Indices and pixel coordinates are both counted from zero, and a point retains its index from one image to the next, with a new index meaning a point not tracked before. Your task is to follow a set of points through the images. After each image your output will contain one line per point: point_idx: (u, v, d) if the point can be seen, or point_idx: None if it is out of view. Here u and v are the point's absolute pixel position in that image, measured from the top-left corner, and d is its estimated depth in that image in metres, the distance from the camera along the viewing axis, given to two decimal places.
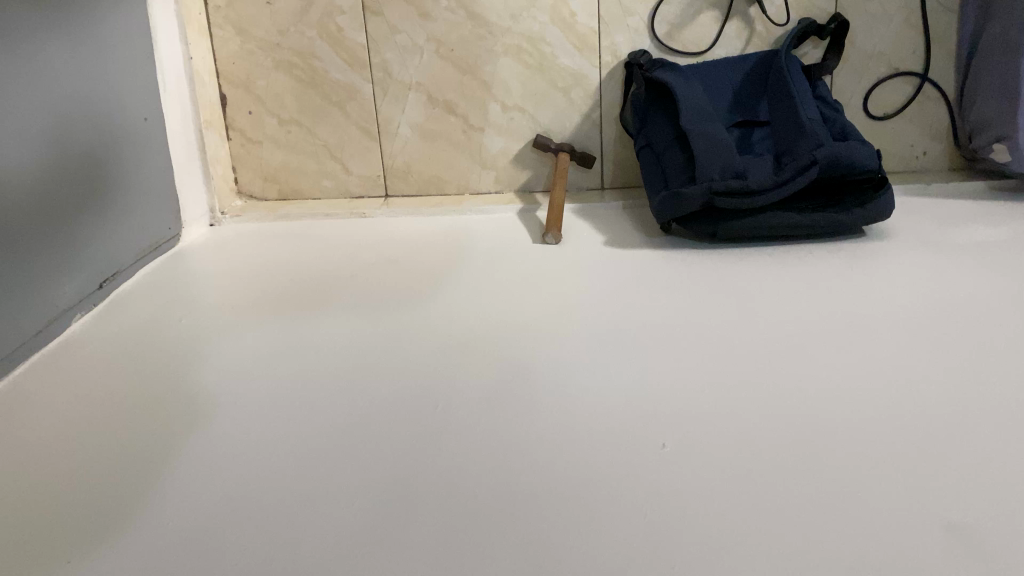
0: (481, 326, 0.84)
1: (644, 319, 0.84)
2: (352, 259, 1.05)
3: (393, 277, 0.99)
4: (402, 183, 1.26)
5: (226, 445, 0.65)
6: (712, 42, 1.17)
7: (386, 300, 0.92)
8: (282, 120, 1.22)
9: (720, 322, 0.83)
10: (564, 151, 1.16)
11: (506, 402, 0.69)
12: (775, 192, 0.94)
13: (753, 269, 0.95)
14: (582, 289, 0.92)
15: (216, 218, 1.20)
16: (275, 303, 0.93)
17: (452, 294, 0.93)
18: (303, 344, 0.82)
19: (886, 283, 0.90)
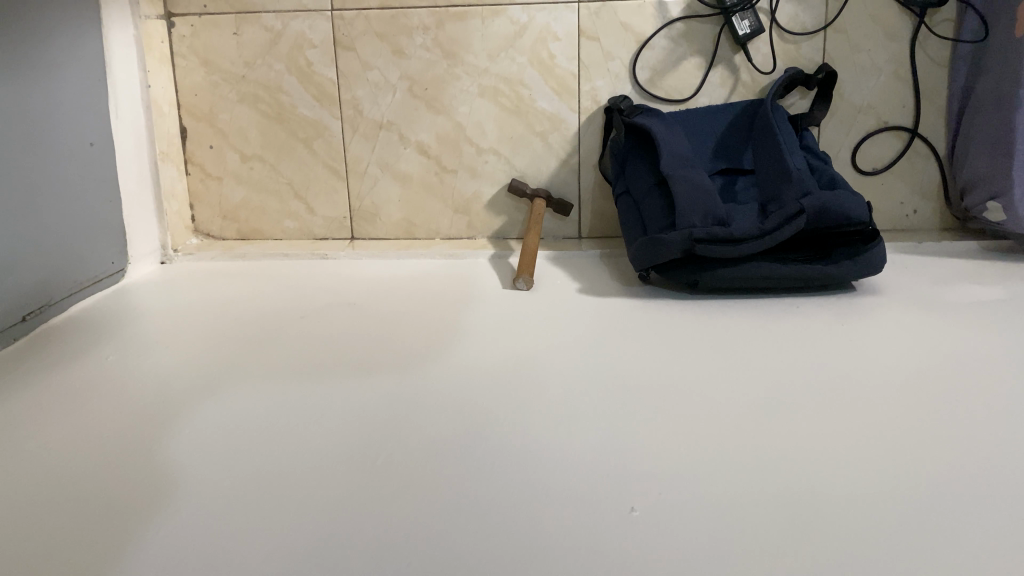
0: (437, 376, 0.77)
1: (616, 372, 0.77)
2: (308, 302, 0.98)
3: (349, 322, 0.92)
4: (368, 226, 1.19)
5: (134, 501, 0.57)
6: (696, 89, 1.13)
7: (337, 346, 0.85)
8: (245, 156, 1.16)
9: (701, 377, 0.76)
10: (541, 197, 1.11)
11: (456, 456, 0.62)
12: (760, 241, 0.89)
13: (736, 322, 0.89)
14: (551, 338, 0.85)
15: (169, 255, 1.13)
16: (217, 345, 0.86)
17: (410, 341, 0.86)
18: (240, 391, 0.75)
19: (878, 341, 0.84)
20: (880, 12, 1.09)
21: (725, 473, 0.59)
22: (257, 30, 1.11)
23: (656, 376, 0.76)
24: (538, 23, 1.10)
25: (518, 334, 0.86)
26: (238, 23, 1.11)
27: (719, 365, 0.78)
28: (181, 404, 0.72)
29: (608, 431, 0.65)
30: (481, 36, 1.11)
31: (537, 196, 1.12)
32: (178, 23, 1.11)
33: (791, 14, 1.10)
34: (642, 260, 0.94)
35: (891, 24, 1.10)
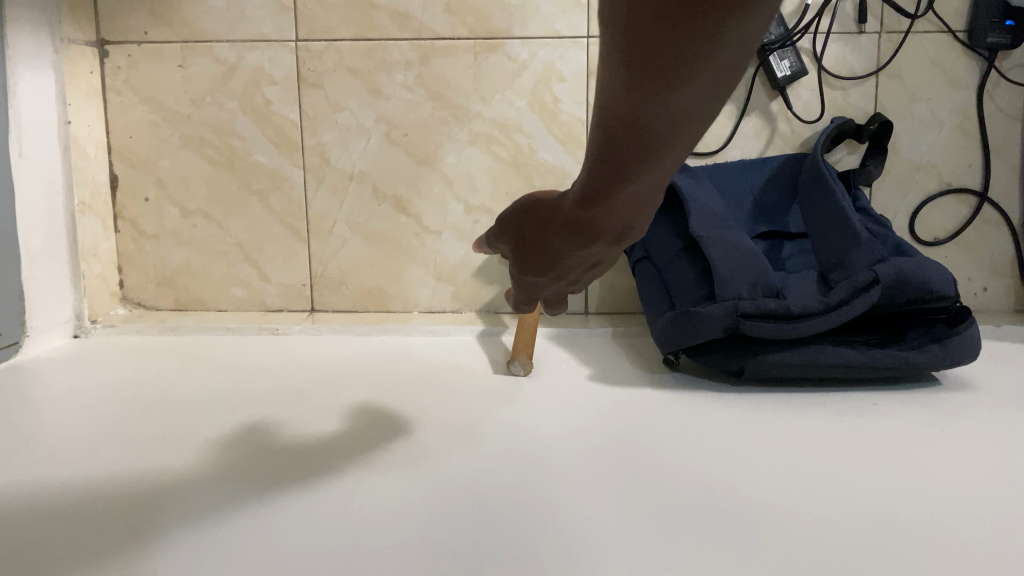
0: (403, 488, 0.55)
1: (653, 484, 0.56)
2: (244, 382, 0.77)
3: (290, 408, 0.71)
4: (333, 296, 1.00)
5: None
6: (726, 141, 0.95)
7: (273, 439, 0.64)
8: (187, 211, 0.97)
9: (766, 498, 0.55)
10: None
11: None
12: (824, 318, 0.69)
13: (797, 420, 0.68)
14: (556, 436, 0.64)
15: (84, 327, 0.92)
16: (113, 436, 0.64)
17: (370, 436, 0.65)
18: (123, 506, 0.53)
19: (991, 446, 0.63)
20: (941, 55, 0.93)
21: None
22: (207, 62, 0.94)
23: (708, 492, 0.55)
24: (540, 60, 0.93)
25: (511, 429, 0.66)
26: (184, 54, 0.94)
27: (786, 480, 0.57)
28: (22, 534, 0.50)
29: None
30: (472, 75, 0.94)
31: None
32: (113, 53, 0.94)
33: (837, 55, 0.93)
34: (670, 339, 0.75)
35: (954, 70, 0.94)
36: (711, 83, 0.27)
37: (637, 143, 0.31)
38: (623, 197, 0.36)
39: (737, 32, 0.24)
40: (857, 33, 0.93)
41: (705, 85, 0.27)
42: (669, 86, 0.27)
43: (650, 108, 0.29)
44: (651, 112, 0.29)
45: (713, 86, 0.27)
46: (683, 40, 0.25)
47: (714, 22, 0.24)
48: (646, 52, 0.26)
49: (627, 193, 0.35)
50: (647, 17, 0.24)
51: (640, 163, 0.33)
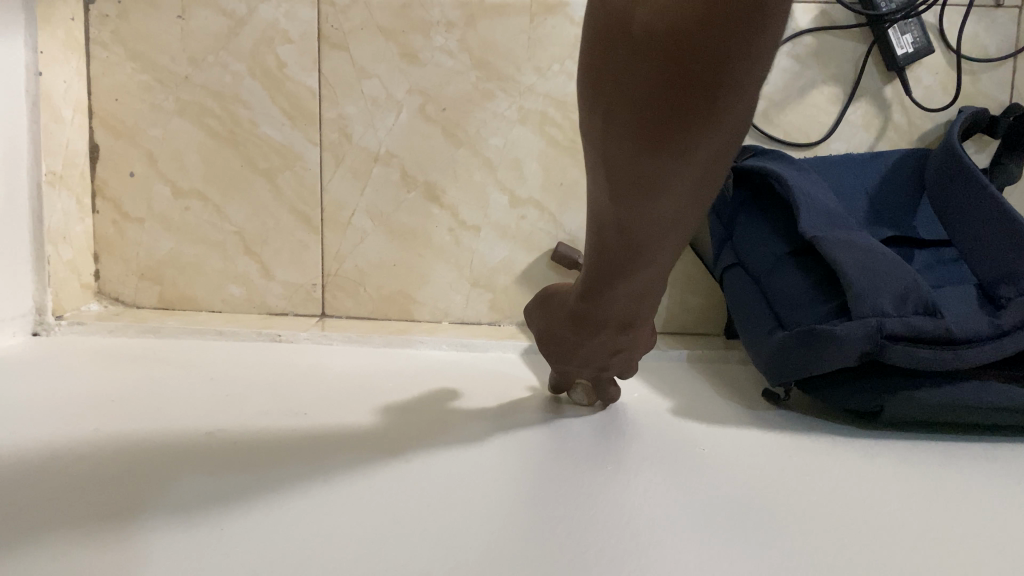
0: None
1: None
2: (229, 397, 0.60)
3: (286, 435, 0.53)
4: (347, 300, 0.83)
5: None
6: (830, 131, 0.79)
7: (265, 481, 0.47)
8: (180, 191, 0.82)
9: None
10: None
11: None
12: (995, 344, 0.53)
13: (959, 489, 0.51)
14: (637, 501, 0.47)
15: (46, 325, 0.75)
16: (47, 463, 0.47)
17: (394, 485, 0.47)
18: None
19: None
20: None
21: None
22: (211, 15, 0.79)
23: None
24: None
25: (578, 489, 0.48)
26: (185, 3, 0.79)
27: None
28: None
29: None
30: (527, 41, 0.78)
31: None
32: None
33: (970, 33, 0.78)
34: (785, 367, 0.58)
35: None
36: (690, 186, 0.32)
37: (629, 236, 0.35)
38: (631, 278, 0.40)
39: (705, 146, 0.29)
40: (993, 7, 0.77)
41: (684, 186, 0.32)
42: (649, 197, 0.32)
43: (638, 215, 0.34)
44: (639, 211, 0.33)
45: (695, 189, 0.32)
46: (662, 159, 0.30)
47: (686, 134, 0.29)
48: (629, 172, 0.31)
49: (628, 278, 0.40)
50: (626, 135, 0.30)
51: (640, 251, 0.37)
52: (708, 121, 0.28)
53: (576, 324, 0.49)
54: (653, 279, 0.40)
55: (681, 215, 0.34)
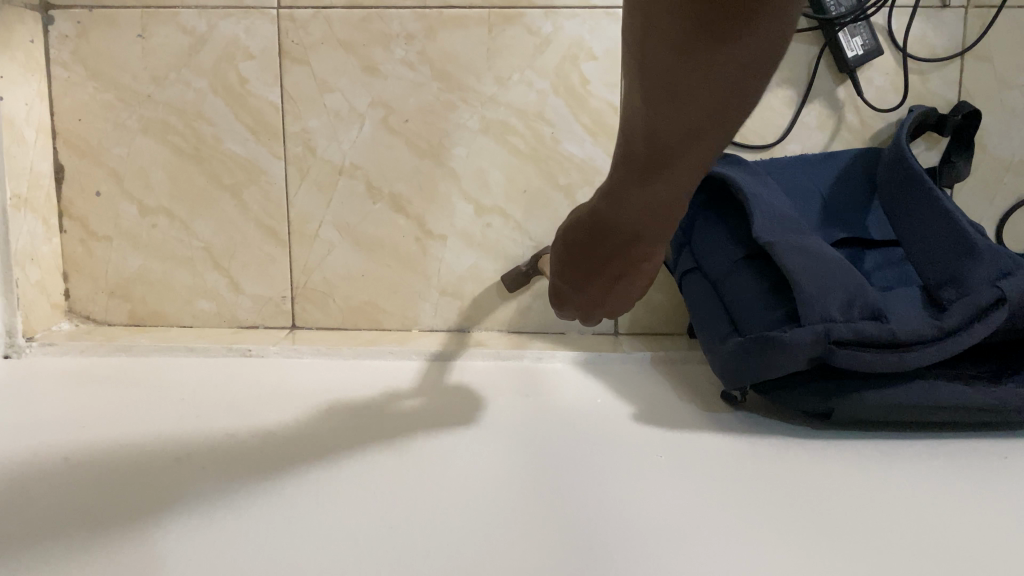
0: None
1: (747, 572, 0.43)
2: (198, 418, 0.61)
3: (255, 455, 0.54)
4: (317, 312, 0.84)
5: None
6: (785, 133, 0.81)
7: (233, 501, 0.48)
8: (146, 209, 0.82)
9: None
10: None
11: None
12: (938, 346, 0.55)
13: (909, 487, 0.52)
14: (598, 509, 0.48)
15: (17, 347, 0.76)
16: (15, 495, 0.48)
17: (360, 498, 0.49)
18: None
19: None
20: None
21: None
22: (171, 33, 0.79)
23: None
24: (567, 34, 0.79)
25: (540, 498, 0.49)
26: (145, 22, 0.79)
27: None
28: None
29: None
30: (486, 51, 0.79)
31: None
32: (59, 19, 0.79)
33: (918, 34, 0.79)
34: (739, 371, 0.60)
35: None
36: (723, 89, 0.35)
37: (637, 149, 0.40)
38: (642, 197, 0.43)
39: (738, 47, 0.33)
40: (940, 8, 0.79)
41: (705, 108, 0.36)
42: (685, 92, 0.35)
43: (661, 116, 0.37)
44: (665, 111, 0.37)
45: (722, 100, 0.36)
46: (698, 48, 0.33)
47: (717, 46, 0.33)
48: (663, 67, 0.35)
49: (636, 202, 0.44)
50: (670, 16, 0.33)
51: (658, 163, 0.40)
52: (733, 44, 0.33)
53: (580, 254, 0.52)
54: (664, 203, 0.43)
55: (702, 125, 0.37)
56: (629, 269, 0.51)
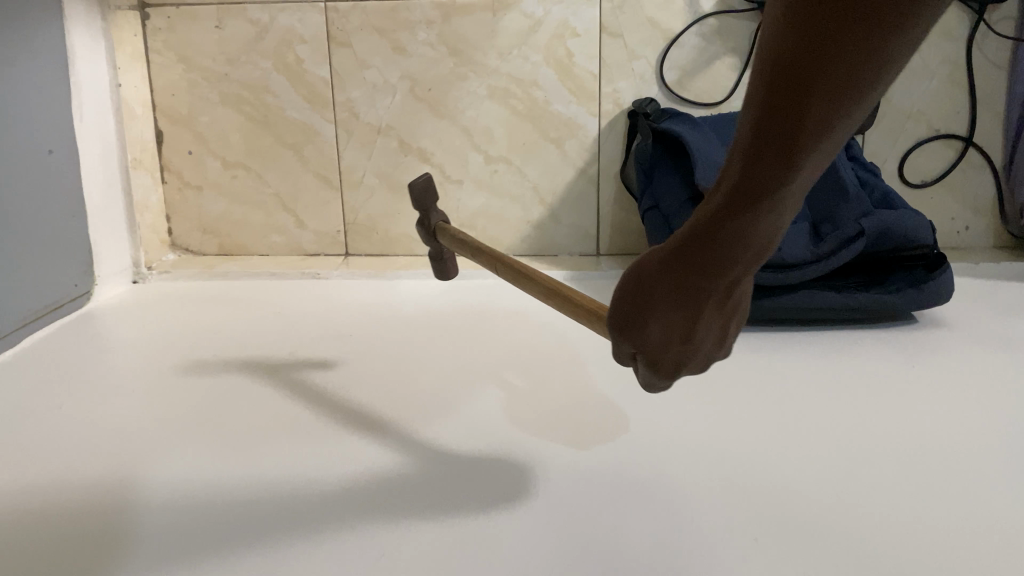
0: (428, 446, 0.59)
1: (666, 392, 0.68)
2: (218, 383, 0.71)
3: (272, 416, 0.64)
4: (364, 242, 1.08)
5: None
6: (729, 92, 1.02)
7: (262, 452, 0.59)
8: (227, 163, 1.05)
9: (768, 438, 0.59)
10: (435, 220, 0.76)
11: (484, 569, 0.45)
12: (815, 266, 0.78)
13: (791, 352, 0.76)
14: (559, 434, 0.60)
15: (141, 274, 1.01)
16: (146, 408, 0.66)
17: (355, 467, 0.56)
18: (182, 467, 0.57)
19: (944, 362, 0.73)
20: None
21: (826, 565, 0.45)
22: (240, 24, 1.00)
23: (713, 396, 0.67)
24: (555, 17, 0.99)
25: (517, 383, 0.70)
26: (219, 15, 0.99)
27: (781, 413, 0.64)
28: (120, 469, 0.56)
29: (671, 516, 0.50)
30: (490, 32, 1.00)
31: (433, 228, 0.76)
32: (153, 15, 0.99)
33: None
34: None
35: (945, 21, 0.99)
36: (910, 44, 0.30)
37: (785, 144, 0.32)
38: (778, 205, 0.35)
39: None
40: None
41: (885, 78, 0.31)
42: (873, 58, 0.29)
43: (832, 92, 0.31)
44: (838, 91, 0.31)
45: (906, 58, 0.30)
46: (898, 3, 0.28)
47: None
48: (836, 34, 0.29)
49: (772, 210, 0.36)
50: None
51: (824, 134, 0.32)
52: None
53: (673, 289, 0.40)
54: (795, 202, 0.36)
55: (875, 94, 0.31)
56: (736, 290, 0.41)
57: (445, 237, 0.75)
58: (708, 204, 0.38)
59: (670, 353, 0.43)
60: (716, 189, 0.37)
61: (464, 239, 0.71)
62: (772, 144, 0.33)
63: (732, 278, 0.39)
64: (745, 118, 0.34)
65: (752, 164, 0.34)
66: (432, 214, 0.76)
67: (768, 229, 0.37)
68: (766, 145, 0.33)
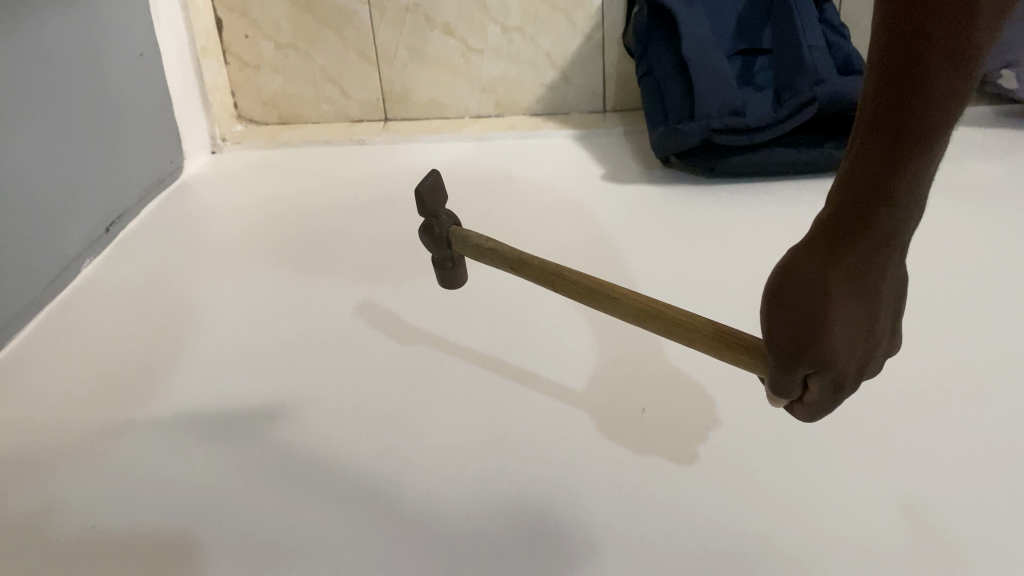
0: (460, 294, 0.81)
1: (640, 242, 0.88)
2: (206, 440, 0.64)
3: (267, 498, 0.58)
4: (401, 108, 1.25)
5: (215, 395, 0.69)
6: None
7: (279, 541, 0.55)
8: (279, 45, 1.20)
9: (711, 280, 0.80)
10: (447, 225, 0.64)
11: (486, 391, 0.67)
12: (772, 130, 0.95)
13: (748, 203, 0.95)
14: (558, 284, 0.82)
15: (218, 145, 1.20)
16: (151, 448, 0.63)
17: (362, 532, 0.55)
18: (288, 311, 0.80)
19: None
20: None
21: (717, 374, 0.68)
22: None
23: (679, 246, 0.86)
24: None
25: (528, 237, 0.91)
26: None
27: (729, 259, 0.83)
28: (240, 322, 0.79)
29: (630, 342, 0.72)
30: None
31: (445, 235, 0.65)
32: None
33: None
34: (663, 148, 1.00)
35: None
36: None
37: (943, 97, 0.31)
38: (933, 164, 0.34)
39: None
40: None
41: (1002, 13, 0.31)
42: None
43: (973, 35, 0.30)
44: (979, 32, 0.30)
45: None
46: None
47: None
48: None
49: (928, 171, 0.34)
50: None
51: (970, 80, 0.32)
52: None
53: (848, 289, 0.37)
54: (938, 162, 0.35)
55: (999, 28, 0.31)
56: (895, 269, 0.39)
57: (459, 245, 0.64)
58: (860, 186, 0.35)
59: (856, 356, 0.39)
60: (863, 162, 0.34)
61: (498, 248, 0.61)
62: (945, 81, 0.31)
63: (893, 254, 0.37)
64: (891, 70, 0.32)
65: (922, 111, 0.32)
66: (439, 217, 0.64)
67: (919, 198, 0.36)
68: (935, 81, 0.31)
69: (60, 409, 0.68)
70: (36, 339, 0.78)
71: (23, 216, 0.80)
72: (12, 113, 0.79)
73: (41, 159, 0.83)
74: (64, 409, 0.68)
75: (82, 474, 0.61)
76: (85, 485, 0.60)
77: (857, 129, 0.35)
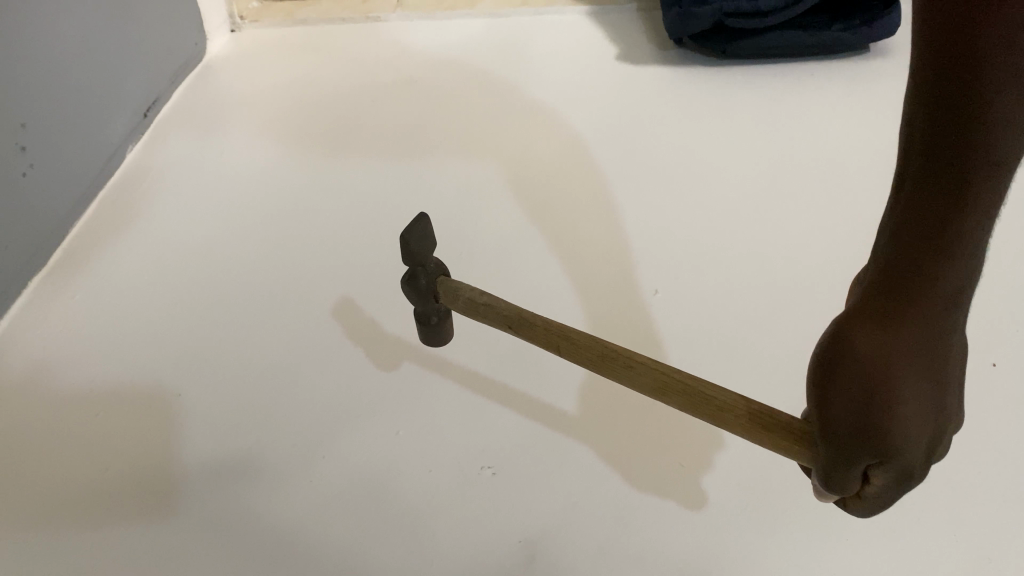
0: (484, 187, 0.87)
1: (652, 135, 0.92)
2: (206, 459, 0.63)
3: (262, 555, 0.58)
4: None
5: (270, 286, 0.77)
6: None
7: (289, 530, 0.59)
8: None
9: (715, 178, 0.86)
10: (435, 275, 0.59)
11: (514, 286, 0.76)
12: (785, 12, 0.97)
13: (757, 90, 0.98)
14: (575, 178, 0.87)
15: (237, 24, 1.22)
16: (218, 337, 0.72)
17: (360, 525, 0.59)
18: (327, 203, 0.86)
19: (876, 100, 0.95)
20: None
21: (719, 271, 0.76)
22: None
23: (689, 140, 0.91)
24: None
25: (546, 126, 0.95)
26: None
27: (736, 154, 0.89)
28: (282, 214, 0.85)
29: (641, 242, 0.79)
30: None
31: (431, 288, 0.59)
32: None
33: None
34: (676, 29, 1.02)
35: None
36: None
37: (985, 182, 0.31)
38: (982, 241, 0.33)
39: None
40: None
41: None
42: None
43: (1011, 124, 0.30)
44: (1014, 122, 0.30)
45: None
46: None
47: None
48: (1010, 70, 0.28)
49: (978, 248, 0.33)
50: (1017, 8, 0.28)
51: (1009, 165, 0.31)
52: None
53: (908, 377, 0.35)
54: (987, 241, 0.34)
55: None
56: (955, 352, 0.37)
57: (449, 298, 0.58)
58: (912, 249, 0.33)
59: (924, 442, 0.36)
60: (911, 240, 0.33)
61: (492, 304, 0.55)
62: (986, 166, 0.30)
63: (949, 337, 0.35)
64: (941, 117, 0.30)
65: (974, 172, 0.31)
66: (426, 267, 0.58)
67: (973, 278, 0.34)
68: (991, 123, 0.29)
69: (132, 297, 0.76)
70: (95, 228, 0.85)
71: (72, 111, 0.85)
72: (58, 15, 0.82)
73: (85, 54, 0.87)
74: (136, 297, 0.76)
75: (162, 360, 0.70)
76: (165, 370, 0.69)
77: (895, 216, 0.34)
